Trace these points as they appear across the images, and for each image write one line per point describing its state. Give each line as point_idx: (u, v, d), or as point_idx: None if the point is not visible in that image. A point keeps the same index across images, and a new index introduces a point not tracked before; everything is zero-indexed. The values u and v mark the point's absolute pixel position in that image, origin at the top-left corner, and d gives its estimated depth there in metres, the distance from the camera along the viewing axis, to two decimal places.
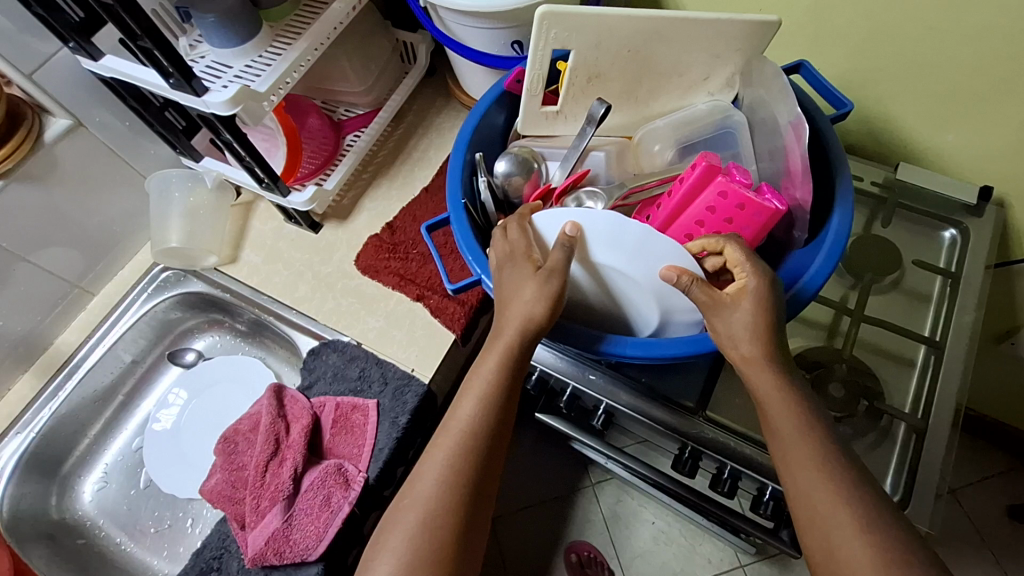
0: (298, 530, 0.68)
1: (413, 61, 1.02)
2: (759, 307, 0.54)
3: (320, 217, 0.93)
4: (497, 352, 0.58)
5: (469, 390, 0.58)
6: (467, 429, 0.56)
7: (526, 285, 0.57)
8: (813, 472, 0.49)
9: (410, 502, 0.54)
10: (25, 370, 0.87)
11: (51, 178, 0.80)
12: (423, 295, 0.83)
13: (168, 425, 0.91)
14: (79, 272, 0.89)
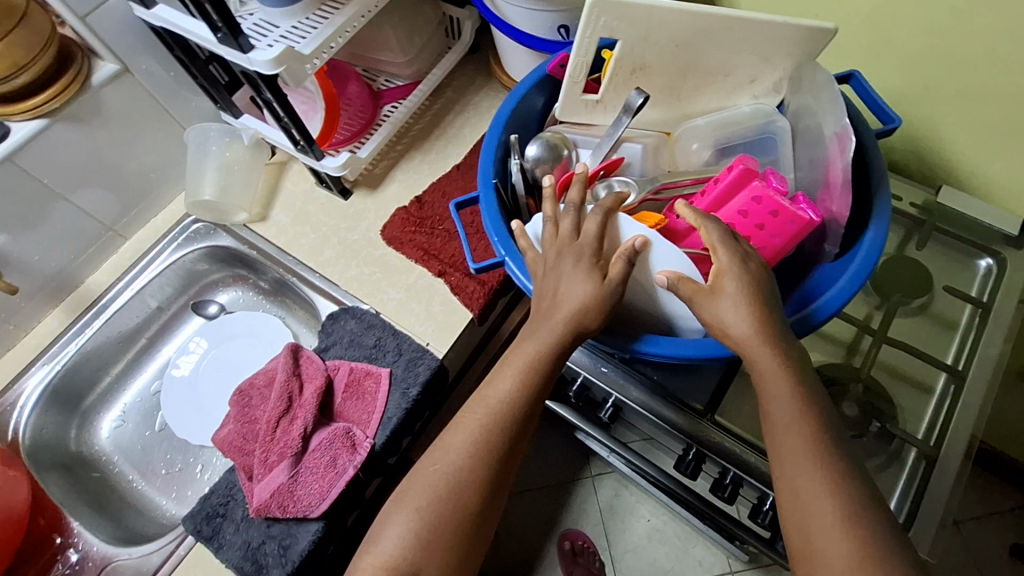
0: (303, 487, 0.70)
1: (458, 38, 1.02)
2: (741, 285, 0.54)
3: (351, 183, 0.94)
4: (547, 337, 0.57)
5: (511, 366, 0.57)
6: (503, 406, 0.56)
7: (580, 281, 0.57)
8: (807, 463, 0.48)
9: (424, 471, 0.56)
10: (56, 305, 0.90)
11: (95, 121, 0.81)
12: (445, 272, 0.84)
13: (185, 376, 0.93)
14: (114, 216, 0.91)
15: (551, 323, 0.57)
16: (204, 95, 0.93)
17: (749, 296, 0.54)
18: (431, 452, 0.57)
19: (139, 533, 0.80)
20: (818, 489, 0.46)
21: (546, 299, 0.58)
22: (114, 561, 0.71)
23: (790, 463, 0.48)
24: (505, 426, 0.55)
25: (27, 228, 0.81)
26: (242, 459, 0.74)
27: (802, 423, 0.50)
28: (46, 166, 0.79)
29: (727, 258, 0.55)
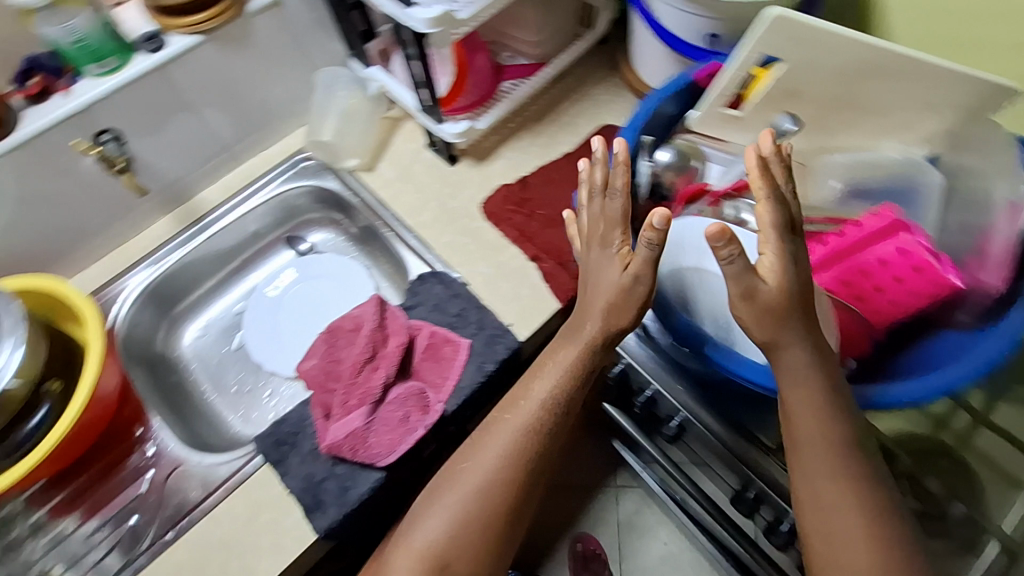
0: (376, 436, 0.71)
1: (590, 27, 1.00)
2: (777, 292, 0.51)
3: (460, 151, 0.95)
4: (574, 345, 0.62)
5: (542, 372, 0.63)
6: (541, 410, 0.61)
7: (611, 271, 0.59)
8: (844, 512, 0.53)
9: (461, 467, 0.62)
10: (166, 213, 0.94)
11: (240, 46, 0.85)
12: (539, 257, 0.84)
13: (270, 301, 0.97)
14: (235, 140, 0.94)
15: (578, 340, 0.61)
16: (339, 39, 0.95)
17: (778, 313, 0.52)
18: (465, 449, 0.63)
19: (207, 440, 0.85)
20: (854, 536, 0.52)
21: (586, 300, 0.61)
22: (186, 464, 0.75)
23: (825, 515, 0.53)
24: (538, 428, 0.61)
25: (159, 134, 0.85)
26: (320, 396, 0.76)
27: (841, 475, 0.54)
28: (189, 79, 0.83)
29: (768, 258, 0.51)
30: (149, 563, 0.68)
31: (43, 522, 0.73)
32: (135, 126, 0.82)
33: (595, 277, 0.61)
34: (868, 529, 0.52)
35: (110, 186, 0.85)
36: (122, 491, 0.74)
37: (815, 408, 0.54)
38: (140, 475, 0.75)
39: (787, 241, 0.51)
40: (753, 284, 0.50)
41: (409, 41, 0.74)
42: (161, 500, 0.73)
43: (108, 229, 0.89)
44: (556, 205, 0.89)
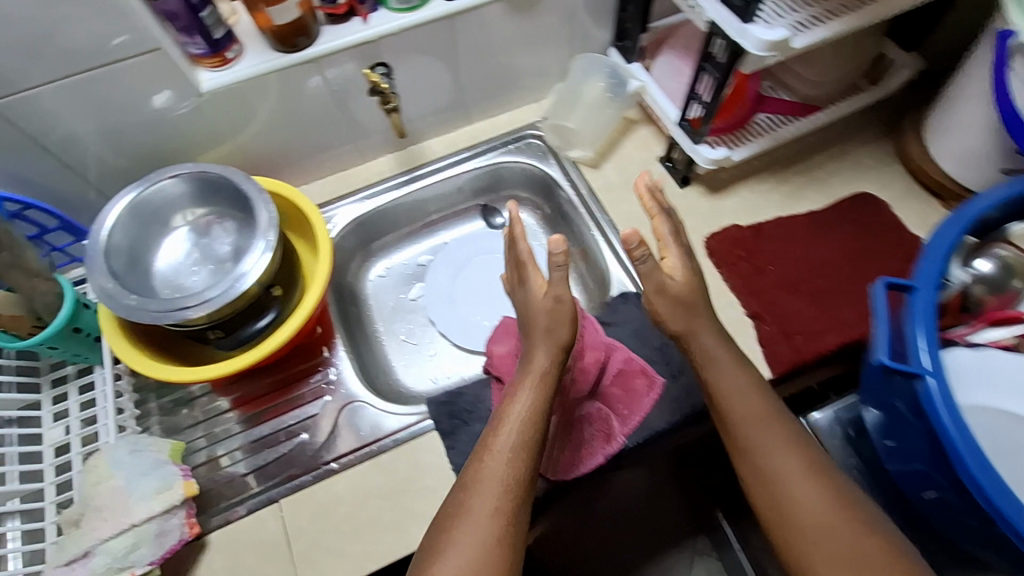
0: (554, 449, 0.70)
1: (872, 87, 0.88)
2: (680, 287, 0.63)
3: (695, 175, 0.88)
4: (546, 352, 0.62)
5: (523, 392, 0.60)
6: (530, 419, 0.58)
7: (543, 310, 0.63)
8: (801, 483, 0.55)
9: (468, 498, 0.55)
10: (390, 152, 0.94)
11: (524, 12, 0.81)
12: (760, 316, 0.78)
13: (456, 261, 0.97)
14: (475, 101, 0.93)
15: (545, 337, 0.62)
16: (607, 27, 0.89)
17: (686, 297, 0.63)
18: (472, 466, 0.57)
19: (377, 378, 0.85)
20: (824, 507, 0.54)
21: (533, 332, 0.63)
22: (360, 402, 0.78)
23: (781, 490, 0.56)
24: (534, 440, 0.57)
25: (419, 80, 0.84)
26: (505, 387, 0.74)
27: (815, 484, 0.55)
28: (468, 36, 0.81)
29: (671, 259, 0.64)
30: (312, 484, 0.71)
31: (225, 410, 0.78)
32: (406, 69, 0.81)
33: (522, 301, 0.65)
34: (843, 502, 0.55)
35: (356, 115, 0.86)
36: (300, 406, 0.78)
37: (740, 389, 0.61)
38: (320, 396, 0.78)
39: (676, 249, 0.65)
40: (662, 281, 0.63)
41: (718, 58, 0.68)
42: (332, 427, 0.76)
43: (336, 153, 0.90)
44: (792, 265, 0.81)
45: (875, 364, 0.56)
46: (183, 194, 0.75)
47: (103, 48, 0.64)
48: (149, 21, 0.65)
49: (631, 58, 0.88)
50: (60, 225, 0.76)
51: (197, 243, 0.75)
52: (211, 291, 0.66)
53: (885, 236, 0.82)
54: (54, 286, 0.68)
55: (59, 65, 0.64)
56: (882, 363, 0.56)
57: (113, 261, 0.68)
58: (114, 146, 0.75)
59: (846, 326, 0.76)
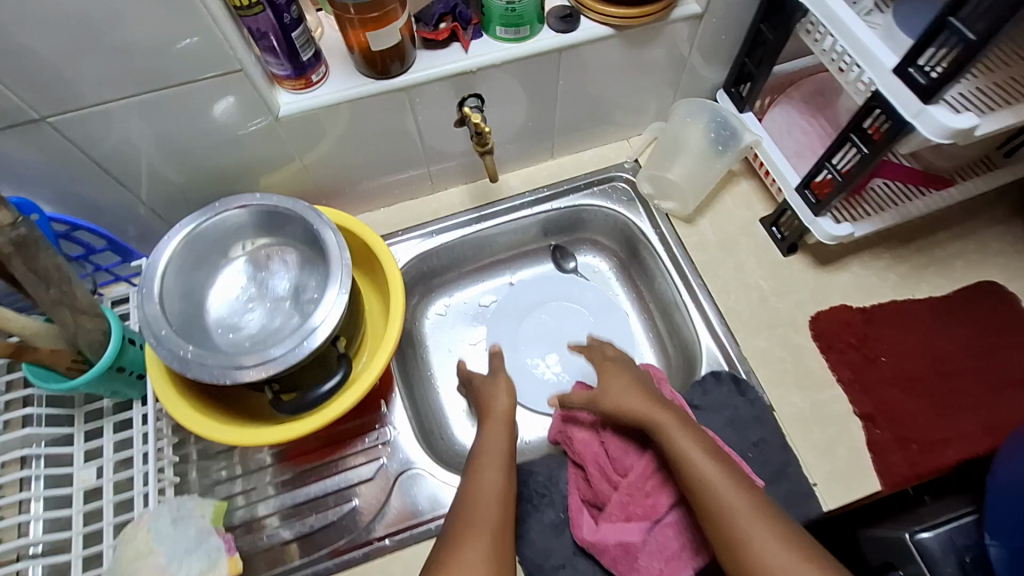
0: (645, 560, 0.60)
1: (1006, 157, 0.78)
2: (627, 394, 0.63)
3: (803, 243, 0.80)
4: (505, 428, 0.67)
5: (487, 463, 0.62)
6: (496, 475, 0.61)
7: (501, 395, 0.72)
8: (713, 483, 0.53)
9: (457, 551, 0.53)
10: (464, 183, 0.87)
11: (636, 51, 0.71)
12: (872, 418, 0.70)
13: (523, 304, 0.89)
14: (563, 137, 0.84)
15: (501, 416, 0.69)
16: (720, 69, 0.80)
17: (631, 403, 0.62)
18: (453, 518, 0.57)
19: (435, 435, 0.77)
20: (756, 519, 0.50)
21: (484, 412, 0.71)
22: (418, 469, 0.71)
23: (736, 535, 0.50)
24: (503, 491, 0.59)
25: (509, 114, 0.75)
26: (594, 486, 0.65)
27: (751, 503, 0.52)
28: (572, 72, 0.72)
29: (617, 375, 0.66)
30: (363, 562, 0.65)
31: (268, 465, 0.71)
32: (499, 103, 0.73)
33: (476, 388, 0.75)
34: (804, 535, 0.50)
35: (434, 145, 0.77)
36: (352, 468, 0.71)
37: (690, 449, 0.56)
38: (373, 458, 0.71)
39: (625, 371, 0.67)
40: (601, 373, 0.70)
41: (874, 133, 0.59)
42: (386, 495, 0.69)
43: (407, 180, 0.82)
44: (908, 358, 0.73)
45: None
46: (244, 223, 0.67)
47: (176, 67, 0.56)
48: (228, 38, 0.56)
49: (746, 106, 0.77)
50: (108, 245, 0.69)
51: (253, 278, 0.67)
52: (276, 349, 0.58)
53: (1015, 332, 0.73)
54: (101, 325, 0.61)
55: (124, 83, 0.56)
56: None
57: (166, 301, 0.60)
58: (171, 167, 0.67)
59: (970, 437, 0.67)
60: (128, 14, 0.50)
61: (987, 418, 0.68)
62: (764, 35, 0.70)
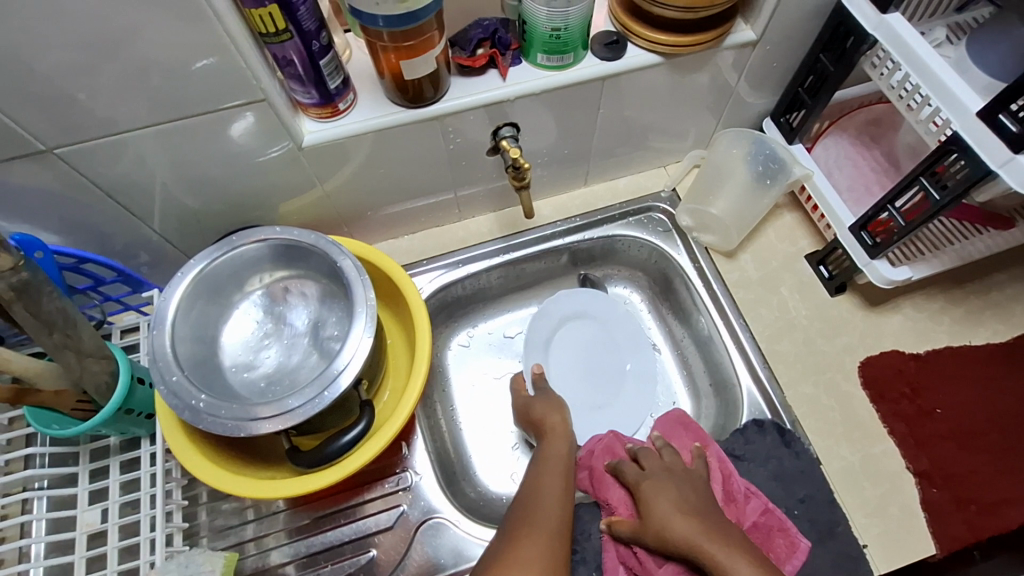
0: None
1: None
2: (669, 521, 0.53)
3: (852, 282, 0.75)
4: (561, 450, 0.65)
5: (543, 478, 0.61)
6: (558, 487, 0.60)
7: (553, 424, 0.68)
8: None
9: (515, 550, 0.52)
10: (492, 210, 0.83)
11: (682, 77, 0.67)
12: (927, 476, 0.65)
13: (541, 339, 0.81)
14: (598, 163, 0.79)
15: (560, 436, 0.67)
16: (767, 96, 0.75)
17: (668, 530, 0.53)
18: (514, 519, 0.56)
19: (457, 478, 0.73)
20: None
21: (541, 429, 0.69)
22: (441, 518, 0.66)
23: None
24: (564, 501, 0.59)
25: (545, 141, 0.71)
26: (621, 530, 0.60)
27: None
28: (613, 98, 0.67)
29: (660, 491, 0.56)
30: None
31: (280, 510, 0.66)
32: (535, 131, 0.68)
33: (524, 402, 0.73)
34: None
35: (464, 173, 0.73)
36: (370, 515, 0.67)
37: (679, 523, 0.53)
38: (393, 505, 0.67)
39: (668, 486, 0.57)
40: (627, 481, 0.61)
41: (947, 179, 0.54)
42: (406, 546, 0.65)
43: (432, 207, 0.78)
44: (965, 411, 0.68)
45: None
46: (263, 256, 0.62)
47: (197, 94, 0.52)
48: (253, 63, 0.52)
49: (796, 138, 0.73)
50: (118, 276, 0.65)
51: (270, 314, 0.63)
52: (295, 398, 0.54)
53: None
54: (108, 365, 0.57)
55: (140, 110, 0.52)
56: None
57: (180, 342, 0.56)
58: (187, 194, 0.63)
59: None
60: (147, 40, 0.46)
61: None
62: (823, 65, 0.65)
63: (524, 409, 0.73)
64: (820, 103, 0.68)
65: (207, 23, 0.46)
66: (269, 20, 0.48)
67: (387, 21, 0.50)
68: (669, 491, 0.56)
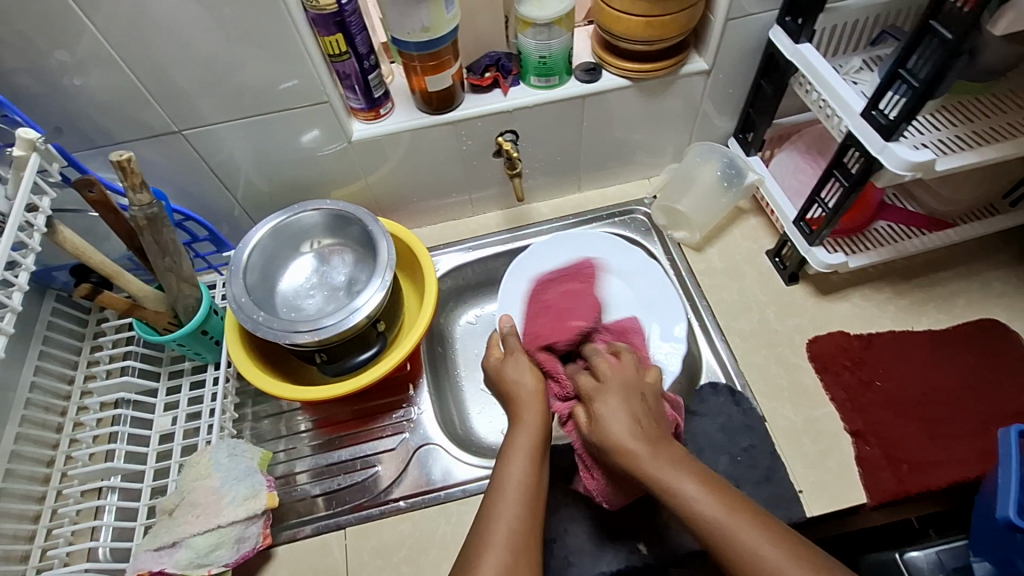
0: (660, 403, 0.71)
1: (997, 213, 0.84)
2: (618, 437, 0.57)
3: (804, 274, 0.87)
4: (533, 432, 0.64)
5: (513, 456, 0.61)
6: (523, 477, 0.59)
7: (523, 394, 0.68)
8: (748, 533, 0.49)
9: (491, 511, 0.57)
10: (501, 208, 1.00)
11: (651, 100, 0.83)
12: (862, 434, 0.73)
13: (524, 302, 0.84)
14: (588, 172, 0.96)
15: (530, 426, 0.64)
16: (730, 118, 0.91)
17: (619, 441, 0.57)
18: (483, 509, 0.58)
19: (453, 423, 0.87)
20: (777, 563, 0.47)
21: (516, 403, 0.67)
22: (435, 444, 0.80)
23: (750, 572, 0.48)
24: (530, 485, 0.59)
25: (540, 149, 0.89)
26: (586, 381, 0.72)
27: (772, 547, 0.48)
28: (594, 115, 0.84)
29: (613, 406, 0.60)
30: (378, 518, 0.74)
31: (307, 429, 0.82)
32: (532, 139, 0.86)
33: (497, 369, 0.71)
34: (809, 565, 0.47)
35: (476, 174, 0.92)
36: (378, 438, 0.81)
37: (684, 486, 0.53)
38: (398, 431, 0.81)
39: (619, 399, 0.61)
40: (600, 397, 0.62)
41: (852, 168, 0.67)
42: (405, 464, 0.79)
43: (452, 203, 0.96)
44: (902, 384, 0.76)
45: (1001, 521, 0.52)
46: (316, 224, 0.82)
47: (279, 99, 0.73)
48: (324, 77, 0.73)
49: (752, 151, 0.88)
50: (208, 236, 0.86)
51: (317, 269, 0.81)
52: (326, 320, 0.71)
53: (1016, 370, 0.76)
54: (195, 292, 0.75)
55: (239, 109, 0.73)
56: (1006, 520, 0.51)
57: (248, 278, 0.75)
58: (264, 177, 0.84)
59: (960, 461, 0.70)
60: (251, 58, 0.67)
61: (978, 443, 0.71)
62: (764, 89, 0.81)
63: (497, 374, 0.71)
64: (767, 120, 0.83)
65: (290, 48, 0.67)
66: (335, 44, 0.69)
67: (415, 46, 0.70)
68: (637, 407, 0.60)
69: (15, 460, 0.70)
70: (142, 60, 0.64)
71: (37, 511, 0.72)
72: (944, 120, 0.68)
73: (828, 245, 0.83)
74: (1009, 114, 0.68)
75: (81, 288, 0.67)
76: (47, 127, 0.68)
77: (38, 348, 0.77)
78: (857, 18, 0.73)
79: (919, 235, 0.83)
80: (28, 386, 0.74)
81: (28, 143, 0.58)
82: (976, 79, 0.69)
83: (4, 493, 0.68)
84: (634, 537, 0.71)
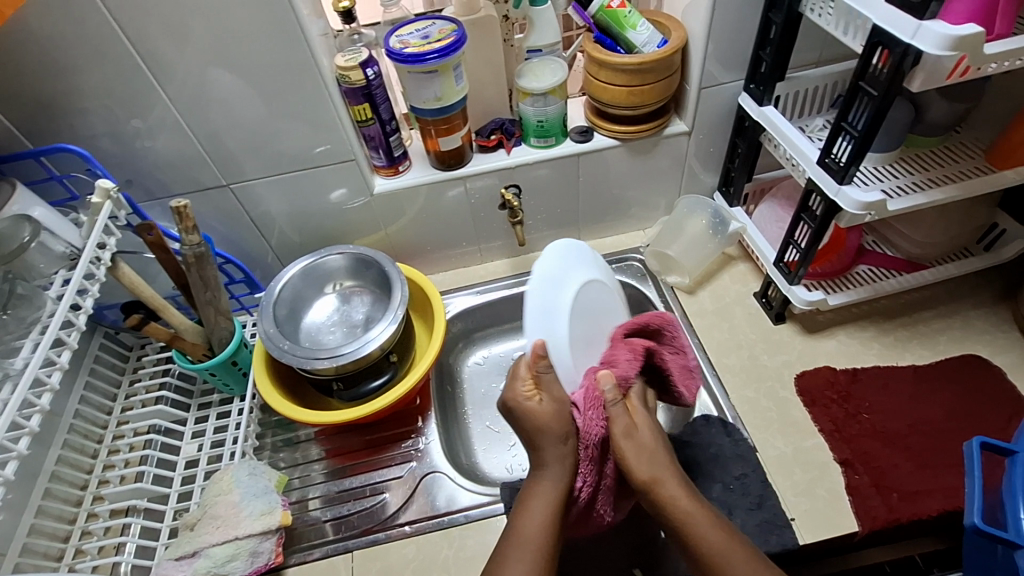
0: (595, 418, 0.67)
1: (972, 255, 0.89)
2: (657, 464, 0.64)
3: (790, 313, 0.92)
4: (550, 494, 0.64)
5: (528, 511, 0.63)
6: (537, 534, 0.61)
7: (551, 455, 0.66)
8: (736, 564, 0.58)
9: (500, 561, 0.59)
10: (507, 258, 1.09)
11: (638, 158, 0.94)
12: (849, 464, 0.76)
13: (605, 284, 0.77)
14: (588, 224, 1.05)
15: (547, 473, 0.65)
16: (714, 173, 1.00)
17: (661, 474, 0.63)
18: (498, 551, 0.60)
19: (458, 452, 0.91)
20: None
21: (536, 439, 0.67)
22: (441, 474, 0.84)
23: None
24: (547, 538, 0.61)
25: (542, 203, 0.98)
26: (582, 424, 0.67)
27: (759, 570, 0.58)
28: (590, 172, 0.94)
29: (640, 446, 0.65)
30: (385, 542, 0.78)
31: (320, 457, 0.88)
32: (534, 194, 0.96)
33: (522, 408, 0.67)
34: None
35: (484, 227, 1.01)
36: (387, 466, 0.86)
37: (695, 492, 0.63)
38: (405, 461, 0.86)
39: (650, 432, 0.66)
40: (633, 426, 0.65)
41: (815, 211, 0.75)
42: (412, 491, 0.83)
43: (462, 252, 1.05)
44: (889, 416, 0.79)
45: (969, 524, 0.55)
46: (340, 267, 0.91)
47: (312, 158, 0.85)
48: (354, 138, 0.85)
49: (735, 202, 0.97)
50: (244, 278, 0.96)
51: (338, 307, 0.90)
52: (344, 349, 0.79)
53: (997, 404, 0.79)
54: (229, 325, 0.84)
55: (276, 166, 0.84)
56: (977, 526, 0.55)
57: (277, 312, 0.84)
58: (295, 228, 0.94)
59: (948, 491, 0.72)
60: (292, 125, 0.80)
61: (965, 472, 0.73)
62: (740, 147, 0.90)
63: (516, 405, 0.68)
64: (741, 175, 0.93)
65: (326, 118, 0.80)
66: (363, 112, 0.82)
67: (430, 113, 0.82)
68: (663, 457, 0.65)
69: (55, 479, 0.76)
70: (205, 126, 0.77)
71: (68, 531, 0.76)
72: (902, 169, 0.75)
73: (807, 285, 0.88)
74: (961, 162, 0.75)
75: (132, 318, 0.73)
76: (120, 179, 0.80)
77: (85, 379, 0.84)
78: (812, 84, 0.83)
79: (897, 276, 0.89)
80: (73, 412, 0.81)
81: (105, 191, 0.69)
82: (929, 134, 0.77)
83: (41, 511, 0.73)
84: (630, 563, 0.76)
